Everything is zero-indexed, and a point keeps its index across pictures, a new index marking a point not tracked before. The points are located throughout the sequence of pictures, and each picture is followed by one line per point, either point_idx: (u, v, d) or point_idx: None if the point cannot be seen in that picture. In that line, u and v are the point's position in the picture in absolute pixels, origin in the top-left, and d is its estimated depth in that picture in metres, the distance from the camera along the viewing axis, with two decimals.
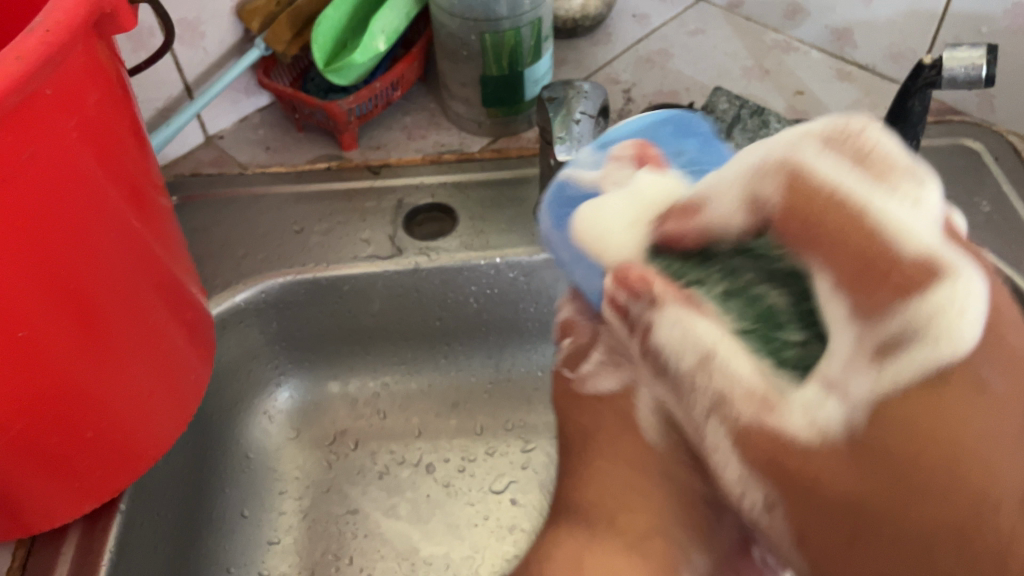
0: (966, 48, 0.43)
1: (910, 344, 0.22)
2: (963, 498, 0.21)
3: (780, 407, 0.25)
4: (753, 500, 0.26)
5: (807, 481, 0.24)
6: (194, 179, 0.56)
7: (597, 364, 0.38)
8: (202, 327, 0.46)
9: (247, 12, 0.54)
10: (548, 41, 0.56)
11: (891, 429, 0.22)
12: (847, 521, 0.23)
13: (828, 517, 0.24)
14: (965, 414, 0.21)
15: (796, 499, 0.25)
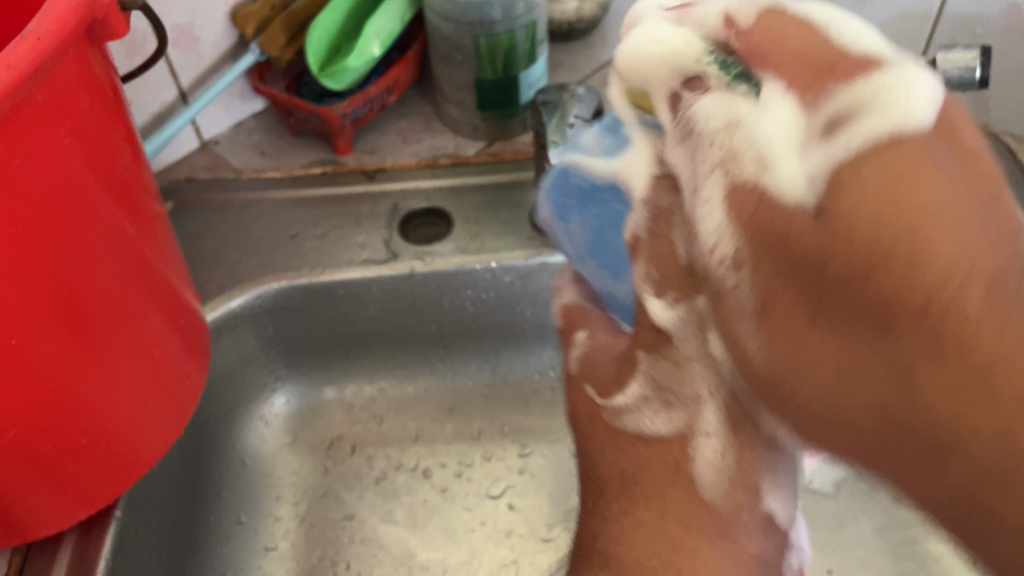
0: (961, 50, 0.43)
1: (856, 118, 0.22)
2: (914, 270, 0.20)
3: (773, 167, 0.24)
4: (722, 259, 0.26)
5: (777, 226, 0.24)
6: (189, 185, 0.56)
7: (639, 398, 0.35)
8: (197, 332, 0.46)
9: (241, 17, 0.54)
10: (543, 44, 0.56)
11: (842, 188, 0.22)
12: (811, 293, 0.23)
13: (793, 284, 0.24)
14: (912, 159, 0.21)
15: (760, 261, 0.24)
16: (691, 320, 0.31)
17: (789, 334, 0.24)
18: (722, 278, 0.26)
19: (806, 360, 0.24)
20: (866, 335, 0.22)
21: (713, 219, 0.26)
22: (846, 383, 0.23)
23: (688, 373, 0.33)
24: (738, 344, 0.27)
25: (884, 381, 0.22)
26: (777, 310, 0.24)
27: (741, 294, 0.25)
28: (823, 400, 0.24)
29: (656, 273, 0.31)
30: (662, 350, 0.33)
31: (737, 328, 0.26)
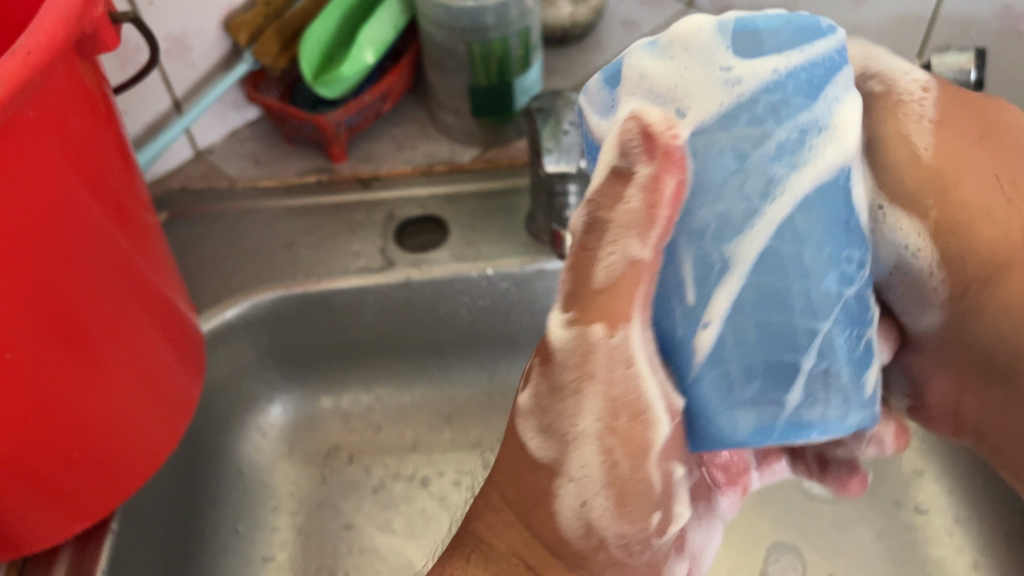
0: (954, 53, 0.43)
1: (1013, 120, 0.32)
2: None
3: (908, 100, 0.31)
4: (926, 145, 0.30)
5: (956, 96, 0.32)
6: (183, 195, 0.55)
7: (525, 405, 0.31)
8: (192, 343, 0.46)
9: (234, 26, 0.53)
10: (537, 50, 0.56)
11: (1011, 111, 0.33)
12: (978, 126, 0.31)
13: (966, 114, 0.32)
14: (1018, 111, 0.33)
15: (940, 91, 0.32)
16: (578, 344, 0.29)
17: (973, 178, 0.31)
18: (906, 92, 0.31)
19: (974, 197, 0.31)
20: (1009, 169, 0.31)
21: (907, 65, 0.32)
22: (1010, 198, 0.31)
23: (565, 406, 0.30)
24: (907, 145, 0.30)
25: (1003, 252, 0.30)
26: (946, 122, 0.31)
27: (927, 108, 0.31)
28: (976, 206, 0.31)
29: (576, 279, 0.29)
30: (549, 361, 0.30)
31: (907, 125, 0.31)
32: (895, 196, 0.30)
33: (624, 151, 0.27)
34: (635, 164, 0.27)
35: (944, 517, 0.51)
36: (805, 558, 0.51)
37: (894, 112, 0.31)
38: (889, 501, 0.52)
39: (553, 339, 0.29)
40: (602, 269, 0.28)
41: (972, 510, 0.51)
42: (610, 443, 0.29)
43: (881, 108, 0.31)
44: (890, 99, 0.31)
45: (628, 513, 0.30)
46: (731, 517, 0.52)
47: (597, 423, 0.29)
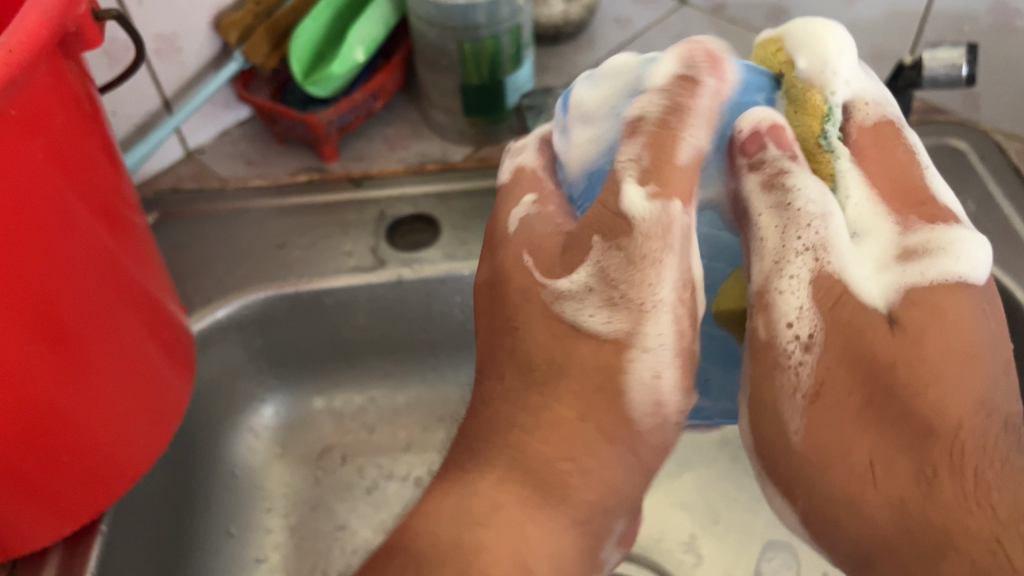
0: (947, 48, 0.43)
1: (934, 253, 0.29)
2: (930, 405, 0.27)
3: (779, 300, 0.30)
4: (796, 335, 0.30)
5: (850, 322, 0.29)
6: (175, 195, 0.55)
7: (583, 286, 0.32)
8: (181, 344, 0.45)
9: (224, 25, 0.53)
10: (528, 48, 0.55)
11: (915, 306, 0.28)
12: (864, 389, 0.28)
13: (852, 376, 0.29)
14: (965, 308, 0.28)
15: (831, 344, 0.29)
16: (660, 216, 0.31)
17: (834, 431, 0.29)
18: (786, 355, 0.30)
19: (832, 444, 0.29)
20: (891, 449, 0.28)
21: (797, 295, 0.30)
22: (880, 484, 0.28)
23: (646, 275, 0.31)
24: (778, 426, 0.30)
25: (902, 472, 0.27)
26: (827, 381, 0.29)
27: (806, 373, 0.29)
28: (840, 494, 0.28)
29: (647, 159, 0.32)
30: (621, 238, 0.31)
31: (778, 397, 0.30)
32: (770, 467, 0.31)
33: (692, 66, 0.33)
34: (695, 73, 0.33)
35: None
36: (798, 555, 0.50)
37: (766, 372, 0.30)
38: None
39: (636, 211, 0.31)
40: (682, 152, 0.32)
41: None
42: (680, 313, 0.32)
43: (757, 361, 0.31)
44: (763, 349, 0.31)
45: (685, 381, 0.32)
46: (726, 516, 0.52)
47: (670, 294, 0.32)
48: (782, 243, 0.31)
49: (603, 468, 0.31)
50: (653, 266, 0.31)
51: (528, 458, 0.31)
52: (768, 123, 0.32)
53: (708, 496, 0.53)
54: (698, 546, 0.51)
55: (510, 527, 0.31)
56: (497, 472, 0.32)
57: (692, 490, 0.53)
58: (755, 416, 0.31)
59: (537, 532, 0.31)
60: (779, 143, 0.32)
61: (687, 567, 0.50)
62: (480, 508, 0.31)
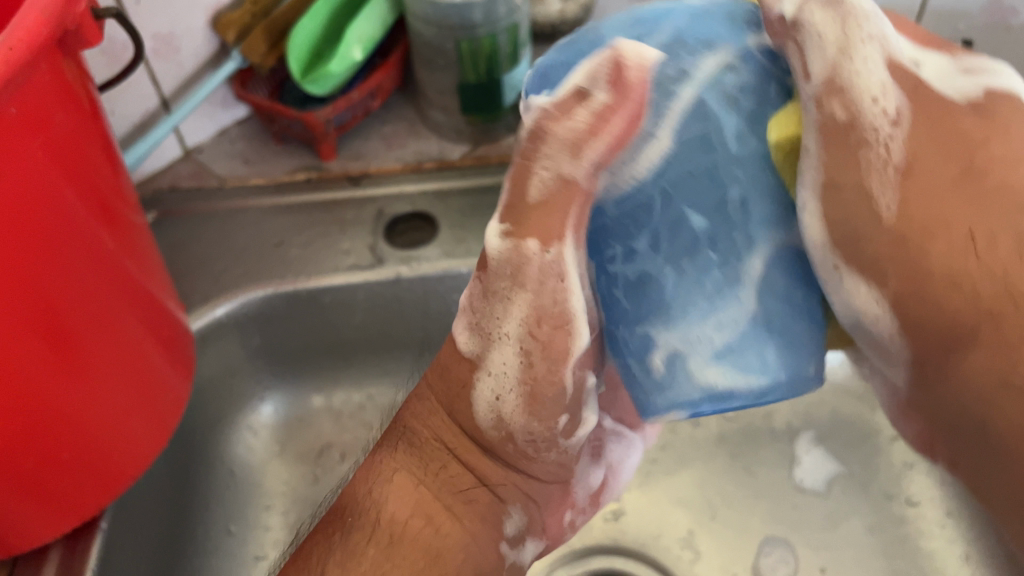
0: None
1: (987, 73, 0.29)
2: (1012, 186, 0.26)
3: (851, 84, 0.27)
4: (881, 106, 0.27)
5: (939, 106, 0.28)
6: (173, 194, 0.55)
7: (461, 309, 0.35)
8: (180, 341, 0.45)
9: (221, 24, 0.53)
10: (525, 47, 0.56)
11: (1001, 104, 0.28)
12: (959, 160, 0.27)
13: (940, 149, 0.27)
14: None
15: (917, 120, 0.27)
16: (512, 255, 0.31)
17: (924, 203, 0.27)
18: (871, 129, 0.27)
19: (927, 216, 0.27)
20: (997, 220, 0.26)
21: (876, 72, 0.28)
22: (983, 260, 0.26)
23: (496, 309, 0.33)
24: (867, 201, 0.27)
25: (1002, 247, 0.26)
26: (921, 157, 0.27)
27: (896, 147, 0.27)
28: (937, 268, 0.27)
29: (509, 198, 0.30)
30: (479, 270, 0.33)
31: (864, 172, 0.27)
32: (850, 255, 0.28)
33: (592, 76, 0.27)
34: (590, 88, 0.27)
35: (936, 510, 0.51)
36: (796, 552, 0.51)
37: (849, 158, 0.27)
38: (880, 495, 0.52)
39: (489, 247, 0.31)
40: (533, 185, 0.29)
41: (966, 503, 0.50)
42: (527, 344, 0.32)
43: (837, 154, 0.27)
44: (836, 130, 0.27)
45: (532, 408, 0.34)
46: (723, 512, 0.52)
47: (518, 328, 0.32)
48: (844, 36, 0.27)
49: (479, 468, 0.37)
50: (507, 304, 0.32)
51: (412, 439, 0.38)
52: (613, 66, 0.26)
53: (706, 492, 0.53)
54: (696, 542, 0.51)
55: (404, 489, 0.37)
56: (396, 448, 0.38)
57: (691, 486, 0.53)
58: (830, 209, 0.28)
59: (430, 494, 0.37)
60: (612, 80, 0.26)
61: (685, 563, 0.50)
62: (384, 472, 0.38)
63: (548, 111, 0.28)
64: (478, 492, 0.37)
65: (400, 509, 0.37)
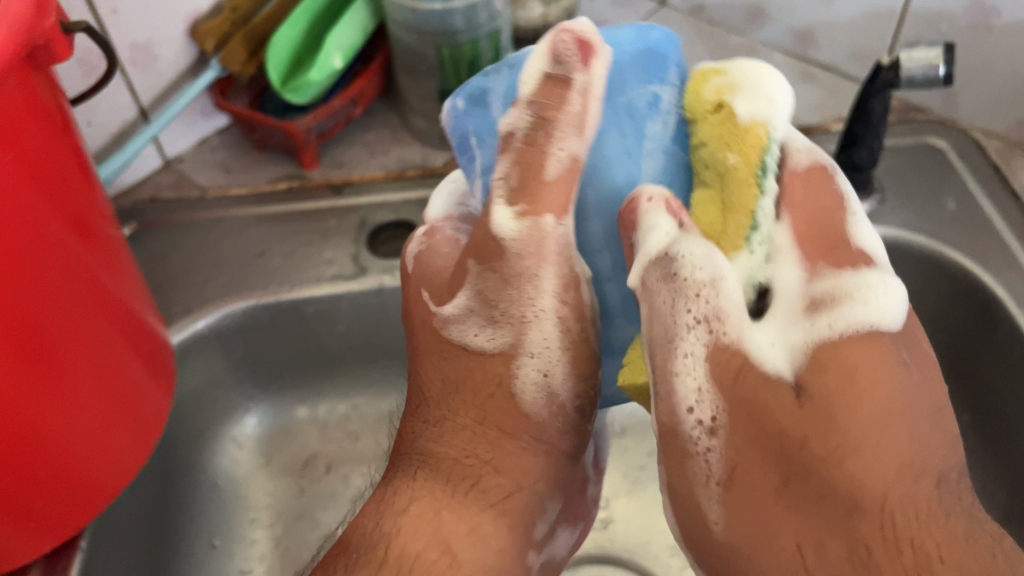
0: (923, 49, 0.43)
1: (844, 303, 0.30)
2: (839, 489, 0.27)
3: (678, 349, 0.31)
4: (698, 424, 0.30)
5: (747, 393, 0.30)
6: (153, 205, 0.54)
7: (465, 309, 0.38)
8: (160, 356, 0.45)
9: (200, 33, 0.53)
10: (508, 53, 0.55)
11: (825, 373, 0.29)
12: (780, 472, 0.29)
13: (759, 461, 0.29)
14: (881, 367, 0.28)
15: (734, 429, 0.30)
16: (530, 231, 0.36)
17: (744, 525, 0.29)
18: (693, 441, 0.30)
19: (746, 535, 0.29)
20: (820, 535, 0.28)
21: (696, 377, 0.31)
22: (813, 564, 0.28)
23: (524, 291, 0.36)
24: (703, 520, 0.30)
25: (835, 552, 0.27)
26: (744, 469, 0.30)
27: (703, 416, 0.30)
28: (775, 572, 0.29)
29: (515, 179, 0.37)
30: (493, 262, 0.37)
31: (694, 489, 0.31)
32: (706, 563, 0.31)
33: (560, 61, 0.36)
34: (571, 71, 0.36)
35: None
36: None
37: (677, 459, 0.31)
38: None
39: (506, 228, 0.36)
40: (549, 164, 0.36)
41: None
42: (564, 314, 0.37)
43: (670, 455, 0.31)
44: (675, 436, 0.31)
45: (576, 373, 0.37)
46: None
47: (548, 302, 0.36)
48: (674, 312, 0.32)
49: (511, 458, 0.36)
50: (519, 281, 0.36)
51: (436, 463, 0.36)
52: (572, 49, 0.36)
53: None
54: None
55: (423, 517, 0.34)
56: (413, 471, 0.36)
57: None
58: (682, 518, 0.31)
59: (453, 517, 0.34)
60: (579, 52, 0.36)
61: (675, 570, 0.50)
62: (400, 501, 0.35)
63: (523, 113, 0.36)
64: (514, 498, 0.35)
65: (413, 542, 0.33)
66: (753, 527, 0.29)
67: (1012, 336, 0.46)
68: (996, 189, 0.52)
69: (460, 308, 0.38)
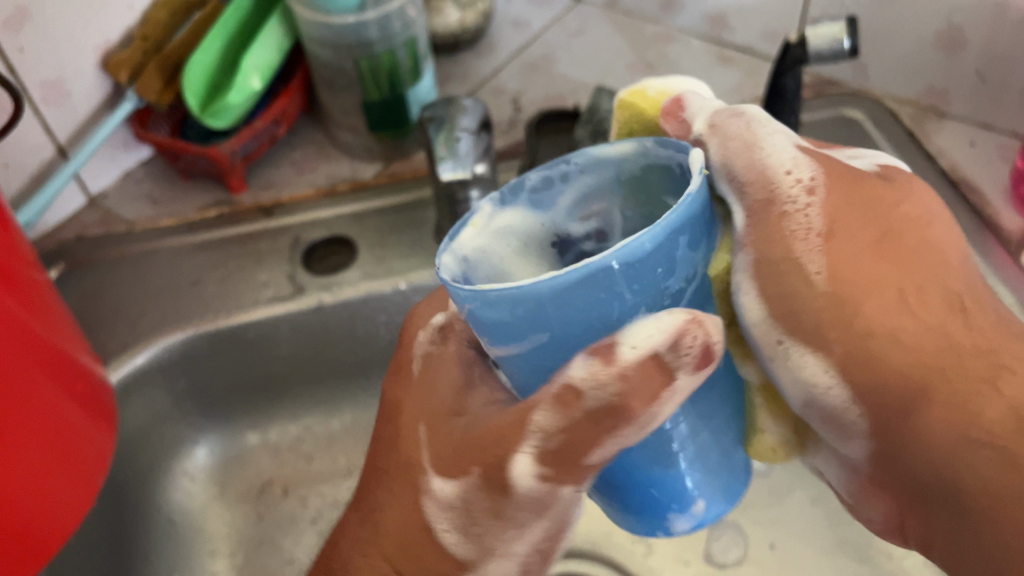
0: (827, 25, 0.45)
1: (862, 156, 0.30)
2: (929, 239, 0.28)
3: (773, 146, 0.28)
4: (799, 182, 0.27)
5: (858, 181, 0.28)
6: (81, 243, 0.53)
7: (449, 504, 0.31)
8: (98, 395, 0.44)
9: (113, 64, 0.52)
10: (427, 59, 0.55)
11: (895, 178, 0.29)
12: (876, 223, 0.27)
13: (862, 213, 0.27)
14: (926, 198, 0.29)
15: (833, 187, 0.27)
16: (547, 492, 0.28)
17: (844, 257, 0.26)
18: (791, 203, 0.27)
19: (853, 275, 0.26)
20: (919, 288, 0.27)
21: (786, 151, 0.28)
22: (912, 313, 0.26)
23: (506, 532, 0.30)
24: (797, 272, 0.27)
25: (947, 324, 0.26)
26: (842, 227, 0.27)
27: (801, 177, 0.27)
28: (884, 331, 0.26)
29: (547, 447, 0.26)
30: (501, 492, 0.28)
31: (790, 245, 0.27)
32: (795, 331, 0.27)
33: (677, 346, 0.24)
34: (681, 366, 0.24)
35: None
36: (745, 532, 0.51)
37: (773, 231, 0.27)
38: None
39: (521, 480, 0.27)
40: (593, 453, 0.26)
41: None
42: (528, 560, 0.31)
43: (766, 215, 0.27)
44: (769, 205, 0.27)
45: None
46: None
47: (524, 550, 0.31)
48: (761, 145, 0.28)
49: None
50: (507, 518, 0.29)
51: None
52: (703, 340, 0.24)
53: None
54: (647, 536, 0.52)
55: None
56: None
57: None
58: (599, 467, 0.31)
59: None
60: (700, 355, 0.24)
61: (639, 557, 0.51)
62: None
63: (598, 376, 0.24)
64: None
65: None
66: (825, 382, 0.27)
67: None
68: (912, 153, 0.54)
69: (447, 491, 0.30)
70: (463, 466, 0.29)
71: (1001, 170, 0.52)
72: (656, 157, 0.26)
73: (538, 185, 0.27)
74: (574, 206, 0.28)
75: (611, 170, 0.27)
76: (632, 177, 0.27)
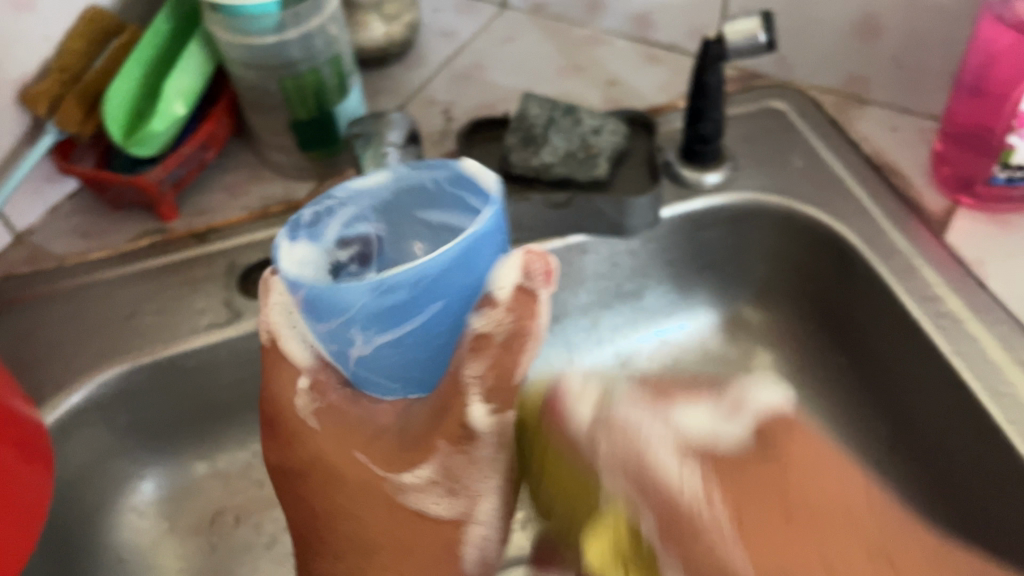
0: (743, 21, 0.46)
1: (751, 403, 0.30)
2: (817, 495, 0.27)
3: (631, 412, 0.31)
4: (684, 472, 0.28)
5: (724, 454, 0.28)
6: (9, 282, 0.52)
7: (428, 481, 0.34)
8: (32, 437, 0.43)
9: (30, 98, 0.50)
10: (354, 76, 0.55)
11: (771, 431, 0.29)
12: (755, 460, 0.28)
13: (761, 497, 0.27)
14: (807, 446, 0.29)
15: (720, 475, 0.28)
16: (503, 427, 0.33)
17: (737, 516, 0.27)
18: (695, 505, 0.27)
19: (750, 532, 0.26)
20: (818, 527, 0.26)
21: (650, 421, 0.30)
22: (794, 547, 0.26)
23: (478, 480, 0.34)
24: (710, 548, 0.26)
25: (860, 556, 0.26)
26: (732, 489, 0.27)
27: (695, 488, 0.27)
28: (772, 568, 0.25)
29: (491, 382, 0.32)
30: (468, 447, 0.33)
31: (699, 531, 0.27)
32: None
33: (527, 273, 0.31)
34: (536, 285, 0.31)
35: None
36: None
37: (688, 534, 0.27)
38: None
39: (484, 428, 0.33)
40: (520, 370, 0.32)
41: (844, 447, 0.52)
42: (502, 495, 0.36)
43: (673, 528, 0.27)
44: (675, 514, 0.27)
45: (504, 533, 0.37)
46: None
47: (494, 483, 0.35)
48: (651, 435, 0.30)
49: None
50: (481, 469, 0.34)
51: None
52: (544, 266, 0.31)
53: None
54: None
55: None
56: None
57: None
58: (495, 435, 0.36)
59: None
60: (545, 270, 0.31)
61: None
62: None
63: (495, 321, 0.31)
64: None
65: None
66: None
67: (869, 277, 0.49)
68: (836, 142, 0.55)
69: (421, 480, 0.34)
70: (427, 448, 0.34)
71: (921, 153, 0.53)
72: (408, 177, 0.38)
73: (311, 219, 0.37)
74: (345, 233, 0.39)
75: (367, 199, 0.39)
76: (383, 202, 0.39)
